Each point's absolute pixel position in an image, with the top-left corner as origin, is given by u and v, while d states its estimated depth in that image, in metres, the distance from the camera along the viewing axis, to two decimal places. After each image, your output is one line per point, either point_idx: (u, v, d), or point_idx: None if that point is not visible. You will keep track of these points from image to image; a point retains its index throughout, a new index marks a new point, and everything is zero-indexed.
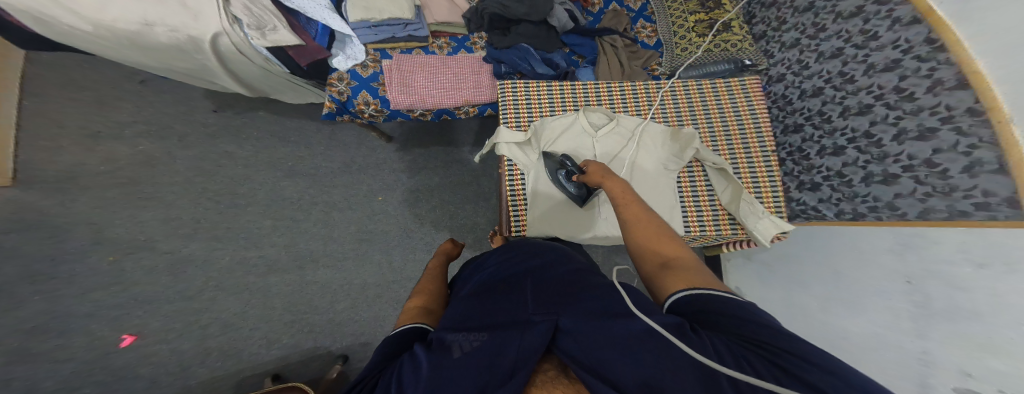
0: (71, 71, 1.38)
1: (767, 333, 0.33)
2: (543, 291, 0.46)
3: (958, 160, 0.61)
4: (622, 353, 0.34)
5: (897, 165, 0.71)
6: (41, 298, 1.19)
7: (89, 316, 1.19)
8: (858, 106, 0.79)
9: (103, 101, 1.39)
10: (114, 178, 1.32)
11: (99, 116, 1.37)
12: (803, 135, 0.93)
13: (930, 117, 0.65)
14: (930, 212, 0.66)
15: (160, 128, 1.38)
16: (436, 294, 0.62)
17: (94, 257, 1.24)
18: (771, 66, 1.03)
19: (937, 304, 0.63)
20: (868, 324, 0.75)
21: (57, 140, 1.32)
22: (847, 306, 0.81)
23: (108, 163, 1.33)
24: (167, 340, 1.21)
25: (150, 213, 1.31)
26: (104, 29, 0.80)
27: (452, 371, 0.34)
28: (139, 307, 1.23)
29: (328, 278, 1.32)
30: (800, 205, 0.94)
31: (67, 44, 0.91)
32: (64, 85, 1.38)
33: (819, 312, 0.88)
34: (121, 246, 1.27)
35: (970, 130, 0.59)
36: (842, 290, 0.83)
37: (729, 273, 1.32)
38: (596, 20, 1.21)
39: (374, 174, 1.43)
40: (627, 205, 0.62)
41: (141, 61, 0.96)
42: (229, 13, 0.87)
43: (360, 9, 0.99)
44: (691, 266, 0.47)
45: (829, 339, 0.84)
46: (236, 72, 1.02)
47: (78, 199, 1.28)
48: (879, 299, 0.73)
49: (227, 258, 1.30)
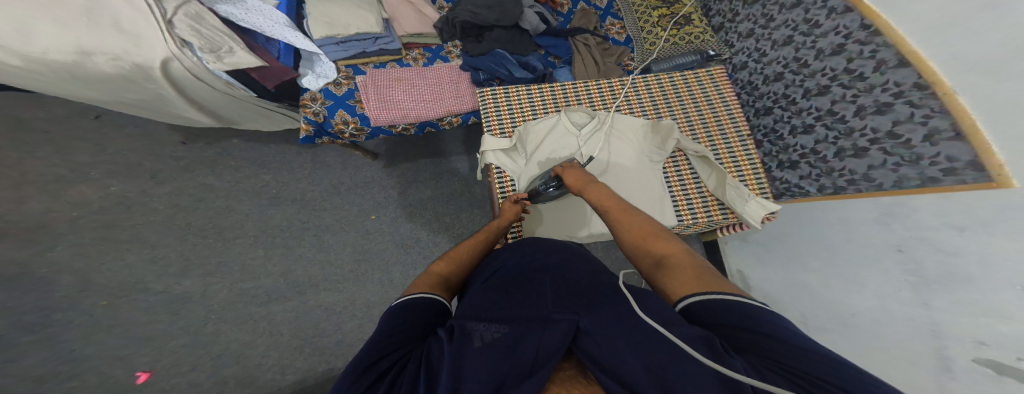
0: (23, 114, 1.33)
1: (795, 355, 0.32)
2: (563, 290, 0.46)
3: (917, 130, 0.64)
4: (637, 346, 0.35)
5: (865, 139, 0.74)
6: (40, 345, 1.10)
7: (90, 360, 1.11)
8: (817, 87, 0.83)
9: (65, 143, 1.32)
10: (91, 223, 1.26)
11: (64, 159, 1.30)
12: (774, 116, 0.97)
13: (882, 93, 0.69)
14: (903, 181, 0.68)
15: (130, 167, 1.33)
16: (466, 268, 0.59)
17: (86, 301, 1.17)
18: (733, 55, 1.09)
19: (930, 272, 0.62)
20: (870, 298, 0.74)
21: (21, 189, 1.25)
22: (844, 278, 0.82)
23: (82, 207, 1.26)
24: (182, 374, 1.14)
25: (135, 255, 1.24)
26: (36, 64, 0.76)
27: (473, 359, 0.35)
28: (143, 345, 1.16)
29: (330, 301, 1.27)
30: (784, 184, 0.98)
31: (3, 82, 0.86)
32: (15, 129, 1.31)
33: (820, 288, 0.89)
34: (114, 289, 1.20)
35: (921, 103, 0.62)
36: (839, 265, 0.83)
37: (729, 256, 1.34)
38: (566, 20, 1.22)
39: (363, 192, 1.41)
40: (610, 211, 0.64)
41: (94, 97, 0.92)
42: (176, 36, 0.83)
43: (322, 25, 0.99)
44: (683, 260, 0.48)
45: (838, 317, 0.83)
46: (198, 101, 0.99)
47: (55, 247, 1.21)
48: (874, 270, 0.74)
49: (223, 292, 1.25)
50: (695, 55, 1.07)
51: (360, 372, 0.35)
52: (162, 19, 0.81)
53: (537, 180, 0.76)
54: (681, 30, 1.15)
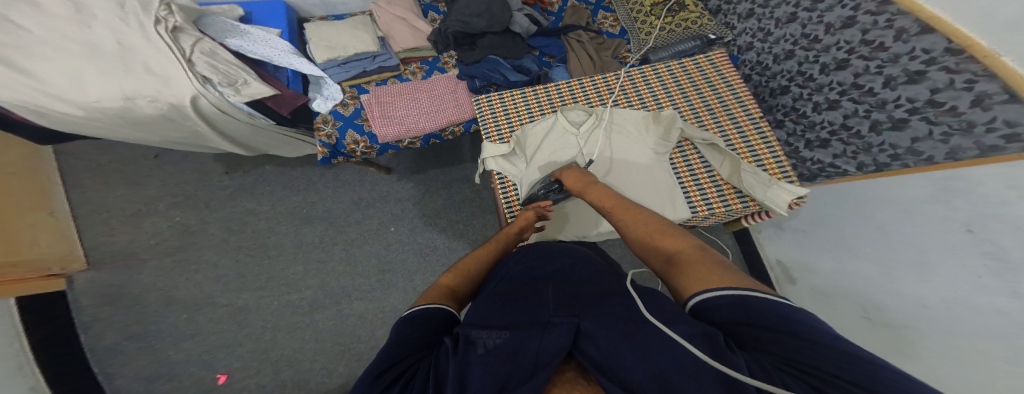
0: (98, 158, 1.48)
1: (803, 344, 0.29)
2: (565, 293, 0.44)
3: (961, 96, 0.56)
4: (638, 347, 0.33)
5: (901, 110, 0.66)
6: (144, 353, 1.25)
7: (183, 363, 1.24)
8: (835, 62, 0.77)
9: (132, 181, 1.46)
10: (161, 249, 1.38)
11: (135, 194, 1.44)
12: (792, 95, 0.89)
13: (911, 61, 0.62)
14: (958, 152, 0.59)
15: (186, 198, 1.45)
16: (472, 278, 0.57)
17: (172, 315, 1.30)
18: (736, 37, 1.03)
19: (1013, 254, 0.54)
20: (947, 290, 0.67)
21: (109, 223, 1.40)
22: (910, 268, 0.74)
23: (157, 235, 1.40)
24: (250, 375, 1.23)
25: (202, 275, 1.35)
26: (94, 111, 0.85)
27: (477, 365, 0.34)
28: (218, 351, 1.26)
29: (365, 310, 1.32)
30: (816, 165, 0.88)
31: (73, 132, 0.97)
32: (95, 172, 1.46)
33: (881, 279, 0.81)
34: (191, 304, 1.32)
35: (958, 68, 0.55)
36: (900, 250, 0.76)
37: (764, 246, 1.24)
38: (558, 19, 1.20)
39: (383, 205, 1.45)
40: (614, 210, 0.62)
41: (146, 138, 1.02)
42: (197, 73, 0.89)
43: (324, 49, 1.05)
44: (693, 256, 0.45)
45: (911, 314, 0.74)
46: (228, 132, 1.06)
47: (141, 271, 1.35)
48: (944, 255, 0.66)
49: (273, 303, 1.33)
50: (694, 41, 1.02)
51: (374, 377, 0.35)
52: (182, 58, 0.87)
53: (539, 184, 0.73)
54: (676, 17, 1.09)
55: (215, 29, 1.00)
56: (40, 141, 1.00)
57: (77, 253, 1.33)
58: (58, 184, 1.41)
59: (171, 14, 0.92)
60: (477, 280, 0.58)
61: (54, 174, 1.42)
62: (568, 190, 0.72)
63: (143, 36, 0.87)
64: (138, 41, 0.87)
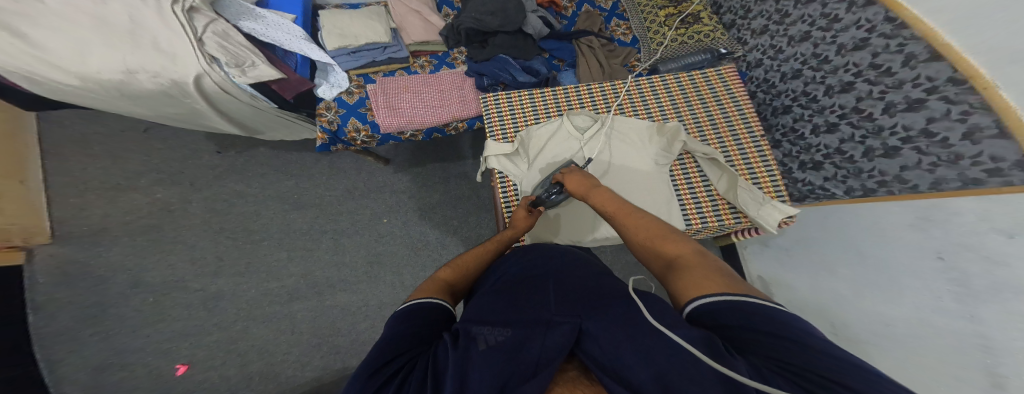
0: (84, 128, 1.44)
1: (798, 347, 0.31)
2: (566, 293, 0.44)
3: (955, 127, 0.58)
4: (638, 348, 0.34)
5: (896, 138, 0.69)
6: (98, 338, 1.22)
7: (140, 352, 1.21)
8: (841, 84, 0.79)
9: (117, 154, 1.42)
10: (141, 226, 1.35)
11: (118, 168, 1.40)
12: (794, 115, 0.92)
13: (914, 89, 0.64)
14: (941, 183, 0.62)
15: (172, 175, 1.41)
16: (469, 273, 0.58)
17: (138, 298, 1.27)
18: (746, 53, 1.06)
19: (976, 281, 0.57)
20: (909, 309, 0.69)
21: (85, 196, 1.36)
22: (881, 288, 0.76)
23: (134, 212, 1.36)
24: (214, 367, 1.20)
25: (178, 257, 1.32)
26: (91, 82, 0.83)
27: (478, 361, 0.34)
28: (184, 338, 1.23)
29: (346, 302, 1.30)
30: (807, 186, 0.92)
31: (63, 101, 0.95)
32: (78, 141, 1.42)
33: (852, 297, 0.83)
34: (159, 288, 1.29)
35: (958, 98, 0.57)
36: (874, 273, 0.78)
37: (749, 263, 1.27)
38: (571, 23, 1.22)
39: (377, 197, 1.44)
40: (618, 213, 0.62)
41: (140, 112, 1.00)
42: (206, 53, 0.88)
43: (336, 37, 1.04)
44: (694, 262, 0.46)
45: (873, 331, 0.77)
46: (228, 113, 1.04)
47: (111, 248, 1.32)
48: (912, 278, 0.69)
49: (252, 290, 1.30)
50: (705, 54, 1.06)
51: (372, 372, 0.35)
52: (194, 38, 0.86)
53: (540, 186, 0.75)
54: (689, 29, 1.14)
55: (231, 12, 0.99)
56: (30, 107, 0.98)
57: (45, 226, 1.29)
58: (36, 152, 1.36)
59: None
60: (474, 278, 0.58)
61: (32, 141, 1.38)
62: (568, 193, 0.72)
63: (158, 15, 0.86)
64: (152, 19, 0.86)
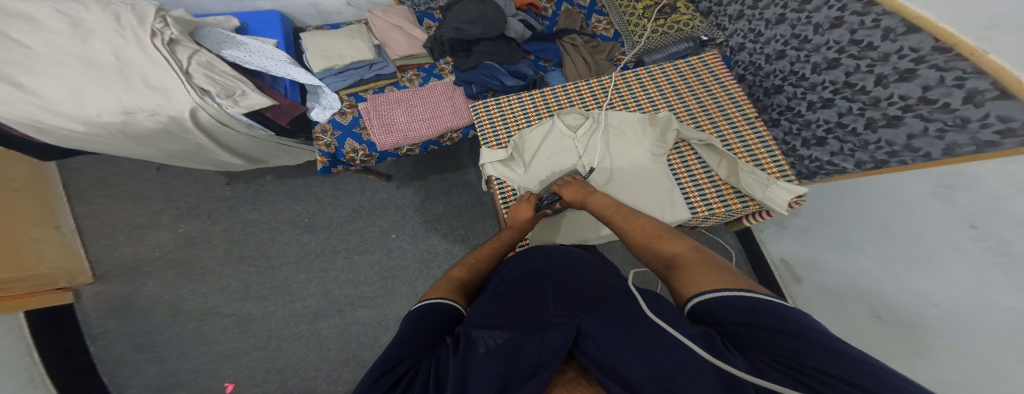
0: (102, 173, 1.48)
1: (798, 343, 0.30)
2: (566, 293, 0.44)
3: (952, 93, 0.56)
4: (640, 347, 0.33)
5: (895, 108, 0.66)
6: (152, 363, 1.25)
7: (191, 373, 1.24)
8: (826, 61, 0.77)
9: (135, 194, 1.46)
10: (167, 260, 1.38)
11: (139, 207, 1.44)
12: (787, 94, 0.90)
13: (900, 60, 0.63)
14: (955, 148, 0.59)
15: (189, 210, 1.45)
16: (480, 270, 0.57)
17: (178, 326, 1.30)
18: (728, 38, 1.05)
19: (1017, 248, 0.54)
20: (953, 285, 0.66)
21: (114, 237, 1.40)
22: (916, 265, 0.73)
23: (160, 248, 1.39)
24: (256, 385, 1.22)
25: (206, 286, 1.35)
26: (95, 126, 0.86)
27: (478, 365, 0.33)
28: (224, 361, 1.25)
29: (368, 316, 1.31)
30: (814, 163, 0.88)
31: (75, 148, 0.97)
32: (99, 186, 1.46)
33: (887, 276, 0.80)
34: (195, 314, 1.31)
35: (947, 66, 0.56)
36: (904, 247, 0.75)
37: (767, 246, 1.23)
38: (552, 23, 1.21)
39: (383, 213, 1.45)
40: (616, 217, 0.62)
41: (146, 152, 1.02)
42: (195, 85, 0.89)
43: (320, 58, 1.06)
44: (692, 259, 0.46)
45: (919, 309, 0.74)
46: (228, 144, 1.06)
47: (148, 282, 1.35)
48: (946, 251, 0.67)
49: (278, 312, 1.32)
50: (687, 42, 1.04)
51: (376, 377, 0.35)
52: (180, 71, 0.88)
53: (540, 191, 0.76)
54: (668, 19, 1.10)
55: (212, 41, 1.01)
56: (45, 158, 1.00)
57: (83, 268, 1.33)
58: (62, 197, 1.40)
59: (167, 26, 0.94)
60: (485, 273, 0.58)
61: (58, 188, 1.42)
62: (568, 204, 0.72)
63: (140, 50, 0.88)
64: (135, 55, 0.88)
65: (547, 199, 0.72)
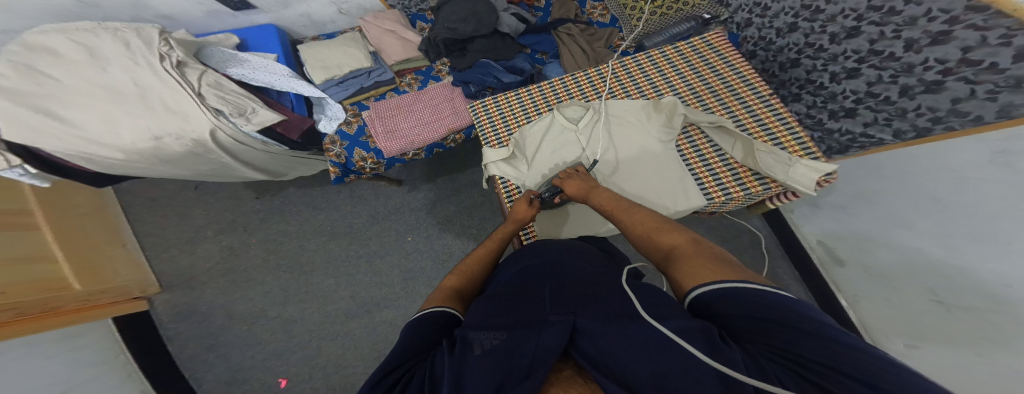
0: (148, 194, 1.58)
1: (809, 341, 0.28)
2: (562, 289, 0.42)
3: (1000, 52, 0.49)
4: (639, 347, 0.32)
5: (932, 72, 0.59)
6: (217, 361, 1.34)
7: (251, 369, 1.32)
8: (844, 30, 0.71)
9: (180, 211, 1.56)
10: (214, 269, 1.47)
11: (185, 222, 1.54)
12: (805, 67, 0.82)
13: (930, 23, 0.56)
14: (1011, 109, 0.52)
15: (227, 223, 1.53)
16: (477, 274, 0.56)
17: (234, 327, 1.38)
18: (733, 14, 0.99)
19: None
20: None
21: (169, 250, 1.50)
22: (980, 241, 0.66)
23: (207, 258, 1.48)
24: (307, 380, 1.29)
25: (249, 292, 1.43)
26: (132, 153, 0.92)
27: (474, 367, 0.33)
28: (275, 359, 1.33)
29: (397, 315, 1.35)
30: (845, 136, 0.79)
31: (122, 174, 1.03)
32: (149, 205, 1.57)
33: (945, 255, 0.73)
34: (245, 317, 1.40)
35: (989, 24, 0.49)
36: (962, 221, 0.68)
37: (800, 227, 1.16)
38: (545, 14, 1.16)
39: (399, 217, 1.48)
40: (617, 211, 0.60)
41: (179, 173, 1.08)
42: (209, 106, 0.92)
43: (320, 69, 1.08)
44: (689, 252, 0.44)
45: (984, 288, 0.67)
46: (249, 161, 1.10)
47: (202, 290, 1.44)
48: (1016, 224, 0.59)
49: (316, 313, 1.38)
50: (688, 22, 0.99)
51: (378, 380, 0.35)
52: (193, 93, 0.91)
53: (541, 185, 0.74)
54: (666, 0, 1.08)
55: (216, 61, 1.05)
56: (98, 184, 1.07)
57: (151, 279, 1.43)
58: (121, 216, 1.51)
59: (172, 49, 0.97)
60: (484, 277, 0.57)
61: (116, 208, 1.52)
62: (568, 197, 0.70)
63: (153, 74, 0.92)
64: (150, 79, 0.92)
65: (548, 192, 0.70)
